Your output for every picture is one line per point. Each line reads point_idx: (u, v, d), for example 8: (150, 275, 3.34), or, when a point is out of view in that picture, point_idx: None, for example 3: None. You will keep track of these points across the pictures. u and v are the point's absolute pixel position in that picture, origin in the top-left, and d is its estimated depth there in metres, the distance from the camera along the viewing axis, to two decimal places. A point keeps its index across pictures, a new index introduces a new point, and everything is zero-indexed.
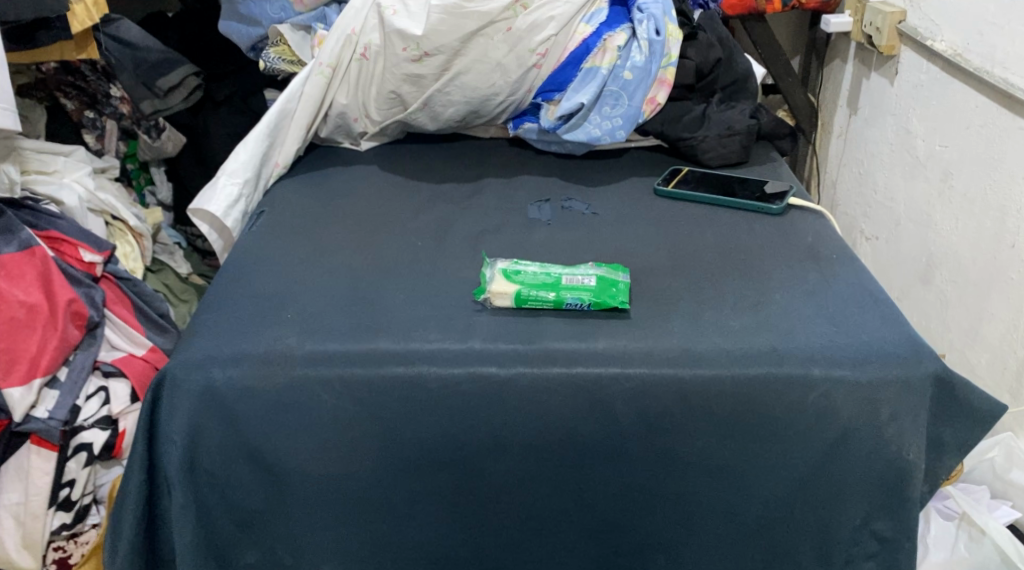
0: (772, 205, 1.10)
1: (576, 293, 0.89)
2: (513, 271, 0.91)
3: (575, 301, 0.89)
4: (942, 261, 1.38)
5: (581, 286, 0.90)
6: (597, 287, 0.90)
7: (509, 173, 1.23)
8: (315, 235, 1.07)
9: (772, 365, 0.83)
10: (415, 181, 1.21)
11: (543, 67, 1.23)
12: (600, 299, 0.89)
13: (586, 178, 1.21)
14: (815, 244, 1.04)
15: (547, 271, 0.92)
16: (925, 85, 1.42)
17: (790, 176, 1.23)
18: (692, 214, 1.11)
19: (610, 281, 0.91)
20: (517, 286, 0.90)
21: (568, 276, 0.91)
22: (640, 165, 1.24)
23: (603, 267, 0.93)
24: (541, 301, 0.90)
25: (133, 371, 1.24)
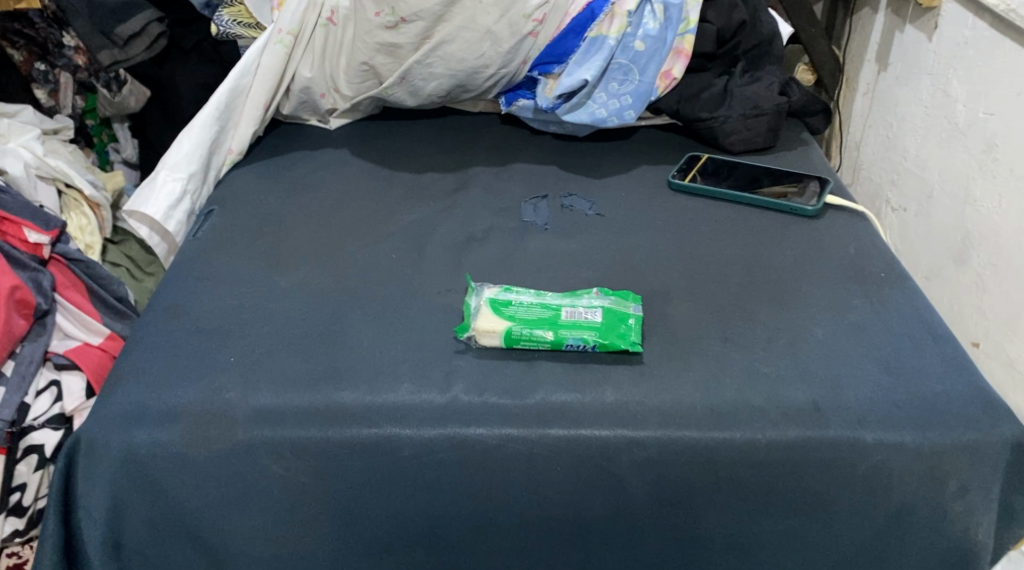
0: (807, 205, 0.94)
1: (579, 333, 0.74)
2: (504, 303, 0.77)
3: (577, 343, 0.74)
4: (979, 239, 1.09)
5: (586, 324, 0.75)
6: (604, 325, 0.75)
7: (501, 160, 1.06)
8: (271, 245, 0.91)
9: (815, 428, 0.69)
10: (393, 172, 1.04)
11: (540, 35, 1.05)
12: (608, 340, 0.74)
13: (590, 167, 1.05)
14: (858, 257, 0.88)
15: (544, 304, 0.77)
16: (968, 42, 1.16)
17: (823, 163, 1.07)
18: (713, 215, 0.95)
19: (619, 315, 0.76)
20: (508, 323, 0.75)
21: (569, 311, 0.76)
22: (653, 150, 1.07)
23: (611, 299, 0.78)
24: (537, 342, 0.75)
25: (92, 363, 0.99)
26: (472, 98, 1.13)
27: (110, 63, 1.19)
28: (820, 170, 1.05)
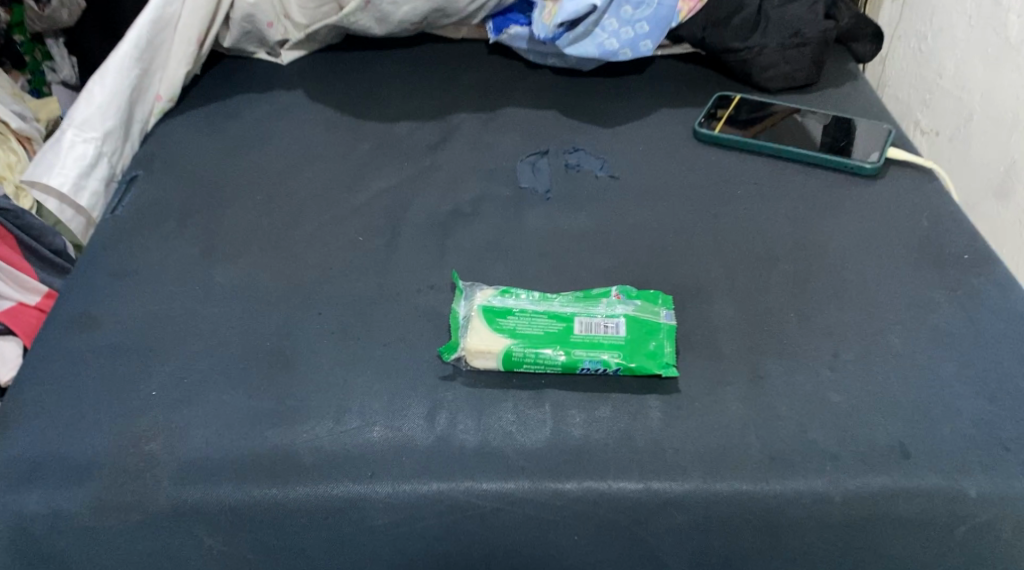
0: (866, 163, 0.77)
1: (599, 354, 0.59)
2: (501, 314, 0.61)
3: (596, 366, 0.59)
4: None
5: (607, 341, 0.60)
6: (630, 342, 0.60)
7: (490, 105, 0.88)
8: (209, 225, 0.74)
9: (900, 479, 0.54)
10: (359, 120, 0.86)
11: None
12: (635, 362, 0.59)
13: (598, 112, 0.87)
14: (933, 233, 0.72)
15: (553, 315, 0.61)
16: None
17: (877, 103, 0.89)
18: (752, 177, 0.78)
19: (647, 325, 0.61)
20: (507, 341, 0.59)
21: (584, 322, 0.61)
22: (673, 89, 0.89)
23: (637, 305, 0.62)
24: (546, 364, 0.59)
25: (27, 325, 0.75)
26: (454, 23, 0.93)
27: None
28: (873, 112, 0.88)
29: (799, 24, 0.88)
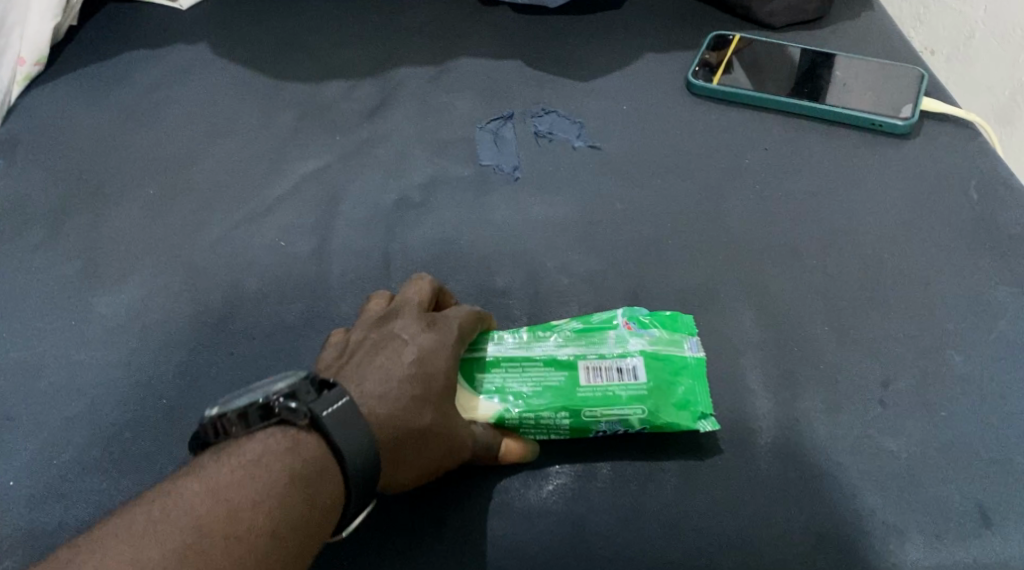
0: (898, 121, 0.63)
1: (616, 410, 0.47)
2: (484, 374, 0.48)
3: (615, 427, 0.47)
4: None
5: (624, 392, 0.48)
6: (655, 390, 0.48)
7: (439, 54, 0.72)
8: (88, 231, 0.59)
9: (965, 554, 0.44)
10: (276, 81, 0.69)
11: None
12: (661, 415, 0.47)
13: (572, 60, 0.71)
14: (987, 206, 0.59)
15: (551, 362, 0.49)
16: None
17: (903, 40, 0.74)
18: (764, 139, 0.64)
19: (670, 362, 0.49)
20: (497, 410, 0.47)
21: (590, 368, 0.48)
22: (660, 28, 0.74)
23: (655, 335, 0.50)
24: (549, 430, 0.48)
25: None
26: None
27: None
28: (897, 49, 0.73)
29: None
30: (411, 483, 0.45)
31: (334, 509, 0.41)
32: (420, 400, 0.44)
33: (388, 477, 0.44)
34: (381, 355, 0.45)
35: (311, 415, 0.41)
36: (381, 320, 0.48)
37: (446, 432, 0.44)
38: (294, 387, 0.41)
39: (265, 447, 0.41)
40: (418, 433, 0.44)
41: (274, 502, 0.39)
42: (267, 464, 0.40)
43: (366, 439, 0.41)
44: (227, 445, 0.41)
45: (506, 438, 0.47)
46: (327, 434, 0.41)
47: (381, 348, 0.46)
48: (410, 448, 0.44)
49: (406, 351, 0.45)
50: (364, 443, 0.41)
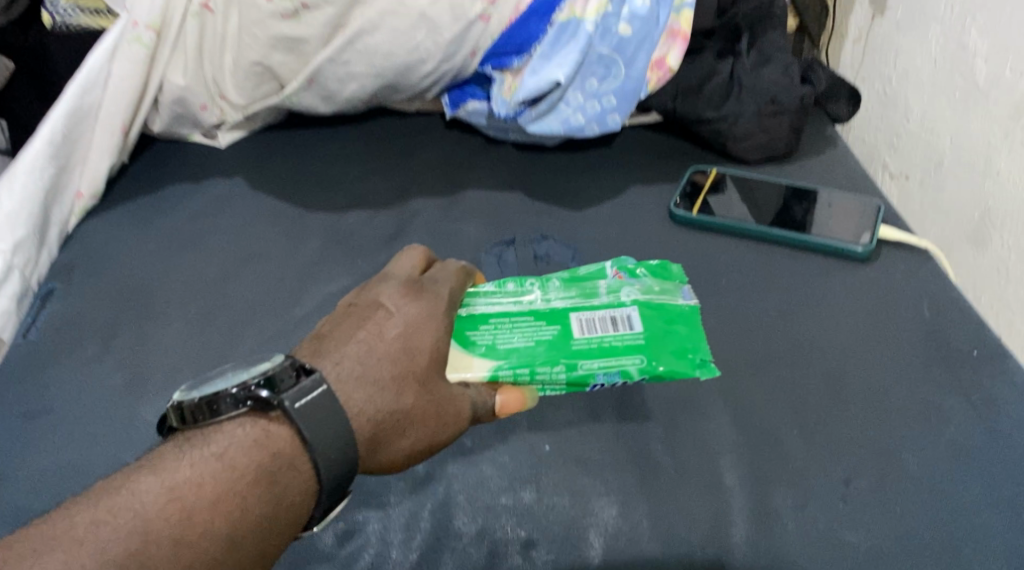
0: (856, 247, 0.70)
1: (615, 361, 0.58)
2: (486, 336, 0.59)
3: (613, 377, 0.58)
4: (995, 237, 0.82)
5: (620, 341, 0.59)
6: (647, 336, 0.60)
7: (449, 187, 0.81)
8: (135, 344, 0.66)
9: None
10: (302, 210, 0.78)
11: (493, 20, 0.79)
12: (659, 363, 0.58)
13: (567, 193, 0.80)
14: (940, 322, 0.66)
15: (544, 317, 0.61)
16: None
17: (863, 176, 0.84)
18: (739, 261, 0.72)
19: (659, 312, 0.61)
20: (496, 364, 0.58)
21: (582, 321, 0.60)
22: (647, 165, 0.84)
23: (646, 285, 0.64)
24: (549, 381, 0.58)
25: None
26: (407, 97, 0.86)
27: None
28: (855, 184, 0.83)
29: (776, 89, 0.83)
30: (399, 462, 0.55)
31: (309, 487, 0.51)
32: (401, 380, 0.55)
33: (378, 457, 0.54)
34: (363, 332, 0.56)
35: (281, 406, 0.50)
36: (365, 297, 0.59)
37: (426, 411, 0.55)
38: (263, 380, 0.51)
39: (231, 440, 0.51)
40: (400, 414, 0.54)
41: (233, 493, 0.49)
42: (231, 457, 0.50)
43: (333, 434, 0.51)
44: (209, 428, 0.51)
45: (503, 395, 0.57)
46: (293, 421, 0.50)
47: (365, 324, 0.57)
48: (395, 428, 0.54)
49: (389, 328, 0.57)
50: (331, 432, 0.51)
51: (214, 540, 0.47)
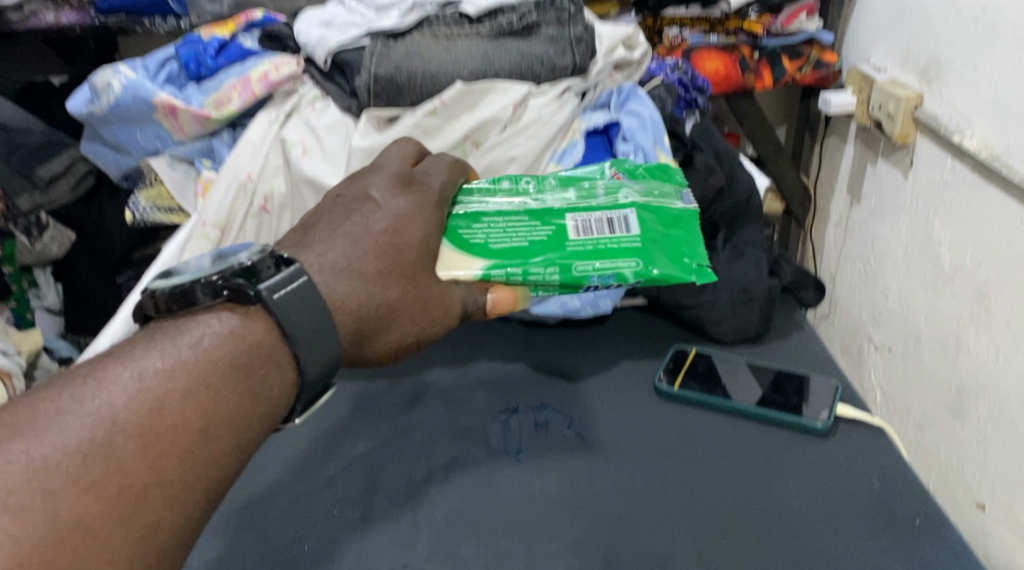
0: (816, 422, 0.96)
1: (608, 265, 0.98)
2: (476, 235, 0.99)
3: (607, 278, 0.98)
4: (976, 393, 1.29)
5: (613, 243, 0.99)
6: (643, 241, 0.99)
7: (460, 362, 1.09)
8: None
9: None
10: (348, 382, 1.06)
11: None
12: (649, 261, 0.98)
13: (556, 366, 1.08)
14: (884, 491, 0.90)
15: (535, 217, 1.01)
16: (993, 218, 1.26)
17: (812, 363, 1.08)
18: (707, 435, 0.97)
19: (652, 209, 1.01)
20: (481, 265, 0.97)
21: (578, 223, 1.00)
22: (622, 348, 1.11)
23: (639, 188, 1.04)
24: (541, 280, 0.99)
25: None
26: None
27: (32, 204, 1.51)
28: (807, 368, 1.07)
29: (747, 283, 1.09)
30: (383, 348, 0.88)
31: (283, 381, 0.77)
32: (382, 280, 0.86)
33: (377, 341, 0.87)
34: (343, 230, 0.88)
35: (256, 293, 0.77)
36: (357, 195, 0.92)
37: (399, 305, 0.87)
38: (236, 269, 0.78)
39: (205, 329, 0.77)
40: (382, 308, 0.86)
41: (207, 372, 0.74)
42: (208, 348, 0.75)
43: (294, 320, 0.77)
44: (186, 311, 0.78)
45: (497, 295, 0.96)
46: (268, 309, 0.77)
47: (345, 219, 0.89)
48: (377, 320, 0.86)
49: (375, 223, 0.89)
50: (293, 323, 0.77)
51: (180, 430, 0.70)
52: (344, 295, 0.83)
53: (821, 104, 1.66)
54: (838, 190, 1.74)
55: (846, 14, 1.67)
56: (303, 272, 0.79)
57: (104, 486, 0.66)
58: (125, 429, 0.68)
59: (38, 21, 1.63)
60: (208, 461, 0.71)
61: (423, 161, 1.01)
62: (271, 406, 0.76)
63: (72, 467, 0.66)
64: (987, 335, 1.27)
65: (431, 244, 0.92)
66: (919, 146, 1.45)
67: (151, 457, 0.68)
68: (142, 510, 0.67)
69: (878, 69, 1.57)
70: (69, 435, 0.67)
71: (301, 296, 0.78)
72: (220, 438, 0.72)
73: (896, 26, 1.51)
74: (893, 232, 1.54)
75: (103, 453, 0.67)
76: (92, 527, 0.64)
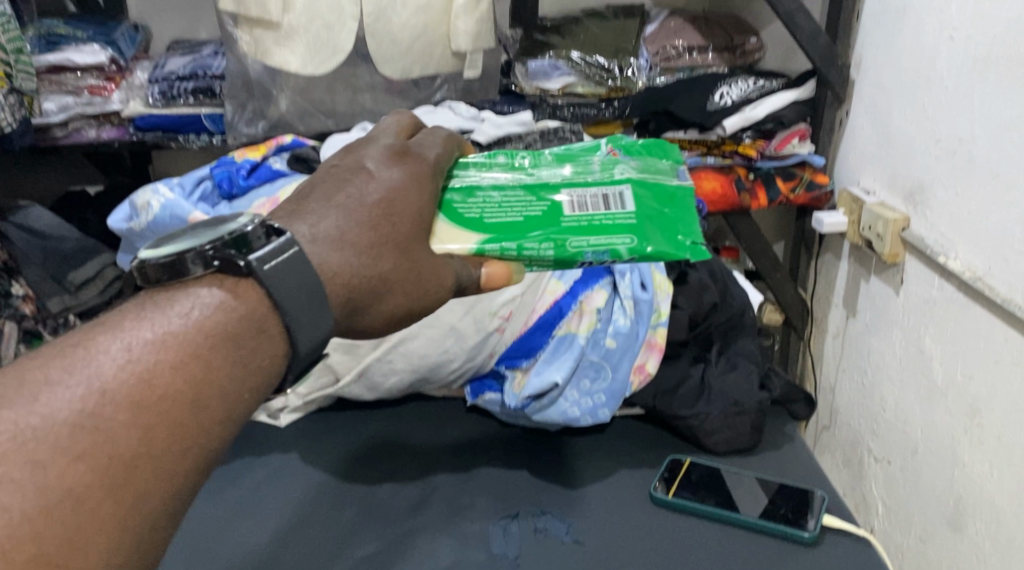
0: (804, 531, 0.99)
1: (605, 241, 0.97)
2: (473, 202, 0.98)
3: (603, 254, 0.97)
4: (974, 508, 1.31)
5: (610, 218, 0.98)
6: (637, 218, 0.99)
7: (465, 466, 1.13)
8: None
9: None
10: (355, 485, 1.10)
11: (506, 331, 1.13)
12: (646, 240, 0.98)
13: (556, 473, 1.12)
14: None
15: (532, 192, 1.00)
16: (982, 336, 1.31)
17: (802, 473, 1.12)
18: (698, 542, 1.00)
19: (653, 187, 1.02)
20: (476, 238, 0.95)
21: (574, 200, 0.99)
22: (620, 455, 1.15)
23: (635, 170, 1.05)
24: (537, 257, 0.96)
25: None
26: (438, 387, 1.21)
27: (61, 305, 1.60)
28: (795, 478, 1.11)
29: (738, 395, 1.15)
30: (373, 316, 0.83)
31: (274, 352, 0.73)
32: (379, 250, 0.82)
33: (368, 312, 0.82)
34: (341, 194, 0.84)
35: (248, 264, 0.73)
36: (351, 161, 0.90)
37: (393, 276, 0.83)
38: (227, 239, 0.73)
39: (196, 303, 0.71)
40: (374, 279, 0.81)
41: (200, 342, 0.69)
42: (199, 320, 0.70)
43: (286, 287, 0.73)
44: (175, 282, 0.73)
45: (492, 268, 0.93)
46: (260, 281, 0.73)
47: (340, 183, 0.86)
48: (369, 289, 0.81)
49: (373, 186, 0.86)
50: (286, 290, 0.73)
51: (173, 400, 0.66)
52: (336, 263, 0.78)
53: (813, 223, 1.75)
54: (834, 303, 1.81)
55: (837, 140, 1.77)
56: (296, 243, 0.75)
57: (94, 455, 0.61)
58: (116, 399, 0.63)
59: (80, 137, 1.75)
60: (200, 433, 0.66)
61: (420, 133, 0.99)
62: (264, 375, 0.72)
63: (60, 437, 0.61)
64: (981, 451, 1.30)
65: (425, 218, 0.88)
66: (908, 264, 1.52)
67: (142, 428, 0.63)
68: (133, 479, 0.62)
69: (867, 191, 1.66)
70: (59, 404, 0.62)
71: (294, 266, 0.74)
72: (213, 409, 0.68)
73: (882, 153, 1.60)
74: (887, 346, 1.59)
75: (93, 424, 0.62)
76: (82, 499, 0.60)
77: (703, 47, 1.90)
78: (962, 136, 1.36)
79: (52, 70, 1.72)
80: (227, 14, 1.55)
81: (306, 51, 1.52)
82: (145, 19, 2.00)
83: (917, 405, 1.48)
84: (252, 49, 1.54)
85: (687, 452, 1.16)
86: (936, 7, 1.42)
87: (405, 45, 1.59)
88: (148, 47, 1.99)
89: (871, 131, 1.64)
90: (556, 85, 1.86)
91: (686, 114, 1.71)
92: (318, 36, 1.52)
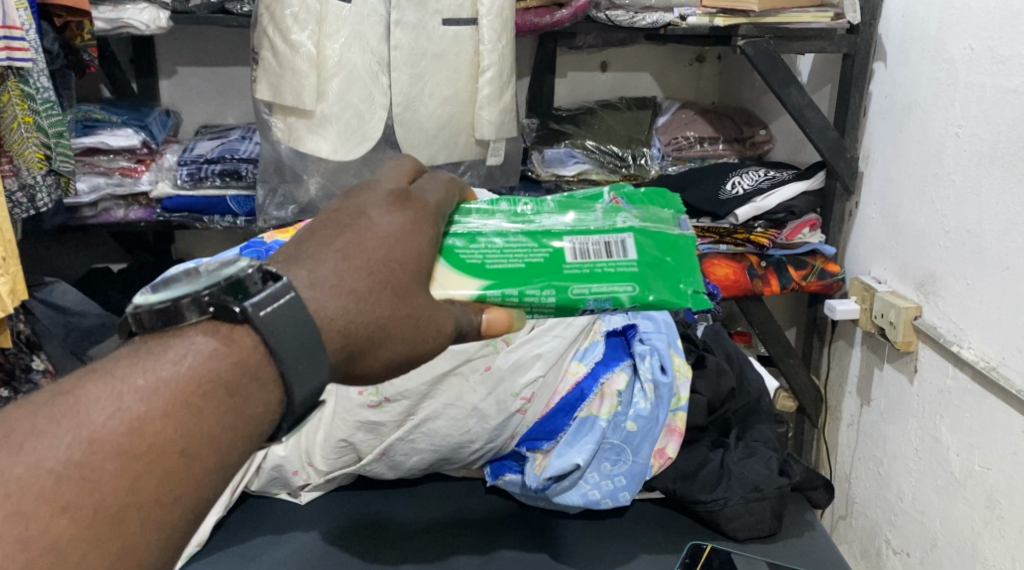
0: None
1: (609, 292, 0.87)
2: (474, 242, 0.88)
3: (606, 305, 0.88)
4: None
5: (615, 269, 0.88)
6: (640, 265, 0.89)
7: (482, 547, 1.13)
8: None
9: None
10: (372, 564, 1.10)
11: (528, 412, 1.14)
12: (652, 295, 0.88)
13: (571, 557, 1.12)
14: None
15: (536, 235, 0.89)
16: (999, 425, 1.31)
17: (824, 561, 1.12)
18: None
19: (662, 234, 0.92)
20: (480, 285, 0.85)
21: (577, 248, 0.88)
22: (635, 540, 1.15)
23: (638, 213, 0.94)
24: (541, 306, 0.86)
25: None
26: (457, 467, 1.22)
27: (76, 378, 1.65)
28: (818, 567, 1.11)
29: (758, 480, 1.16)
30: (371, 371, 0.76)
31: (269, 404, 0.68)
32: (380, 291, 0.75)
33: (363, 364, 0.75)
34: (338, 242, 0.76)
35: (242, 310, 0.68)
36: (345, 201, 0.80)
37: (391, 323, 0.75)
38: (224, 284, 0.68)
39: (188, 348, 0.67)
40: (375, 327, 0.74)
41: (192, 387, 0.66)
42: (193, 365, 0.66)
43: (283, 335, 0.68)
44: (168, 329, 0.69)
45: (489, 317, 0.83)
46: (255, 328, 0.68)
47: (339, 226, 0.77)
48: (364, 339, 0.74)
49: (369, 230, 0.77)
50: (285, 340, 0.68)
51: (164, 449, 0.63)
52: (332, 309, 0.72)
53: (826, 310, 1.76)
54: (848, 391, 1.81)
55: (847, 230, 1.81)
56: (292, 287, 0.70)
57: (80, 506, 0.60)
58: (104, 449, 0.62)
59: (109, 216, 1.81)
60: (189, 483, 0.64)
61: (421, 178, 0.87)
62: (257, 425, 0.68)
63: (46, 486, 0.60)
64: (1002, 543, 1.28)
65: (426, 264, 0.79)
66: (922, 352, 1.53)
67: (131, 477, 0.62)
68: (119, 531, 0.61)
69: (879, 281, 1.68)
70: (47, 453, 0.61)
71: (291, 314, 0.69)
72: (203, 458, 0.65)
73: (893, 243, 1.64)
74: (903, 434, 1.59)
75: (81, 474, 0.61)
76: (65, 551, 0.59)
77: (714, 137, 1.97)
78: (971, 229, 1.39)
79: (86, 152, 1.78)
80: (263, 102, 1.61)
81: (336, 138, 1.58)
82: (177, 105, 2.08)
83: (934, 494, 1.48)
84: (286, 135, 1.59)
85: (706, 538, 1.15)
86: (941, 105, 1.48)
87: (430, 133, 1.66)
88: (177, 131, 2.07)
89: (881, 222, 1.68)
90: (572, 172, 1.91)
91: (697, 203, 1.78)
92: (349, 123, 1.58)
